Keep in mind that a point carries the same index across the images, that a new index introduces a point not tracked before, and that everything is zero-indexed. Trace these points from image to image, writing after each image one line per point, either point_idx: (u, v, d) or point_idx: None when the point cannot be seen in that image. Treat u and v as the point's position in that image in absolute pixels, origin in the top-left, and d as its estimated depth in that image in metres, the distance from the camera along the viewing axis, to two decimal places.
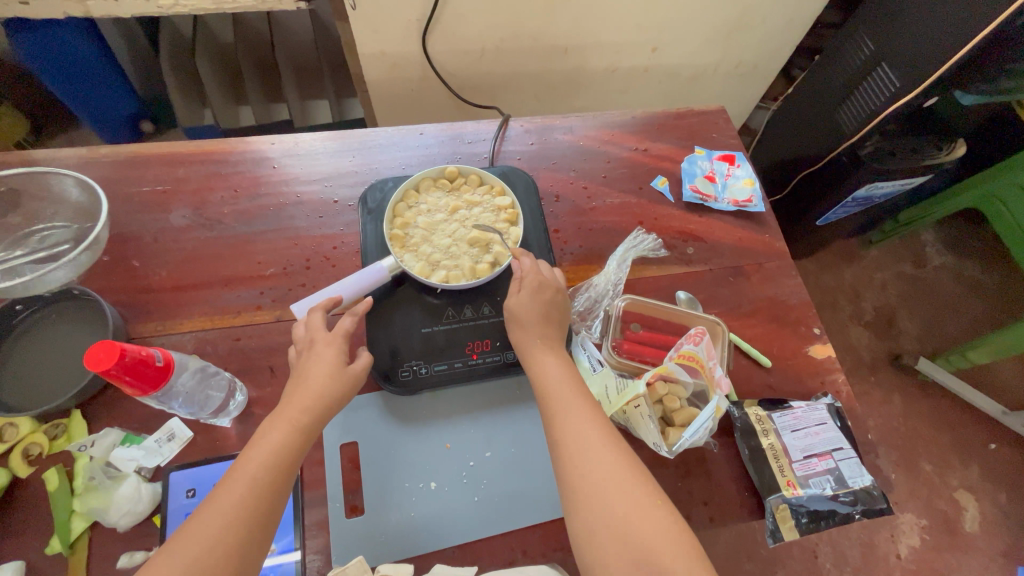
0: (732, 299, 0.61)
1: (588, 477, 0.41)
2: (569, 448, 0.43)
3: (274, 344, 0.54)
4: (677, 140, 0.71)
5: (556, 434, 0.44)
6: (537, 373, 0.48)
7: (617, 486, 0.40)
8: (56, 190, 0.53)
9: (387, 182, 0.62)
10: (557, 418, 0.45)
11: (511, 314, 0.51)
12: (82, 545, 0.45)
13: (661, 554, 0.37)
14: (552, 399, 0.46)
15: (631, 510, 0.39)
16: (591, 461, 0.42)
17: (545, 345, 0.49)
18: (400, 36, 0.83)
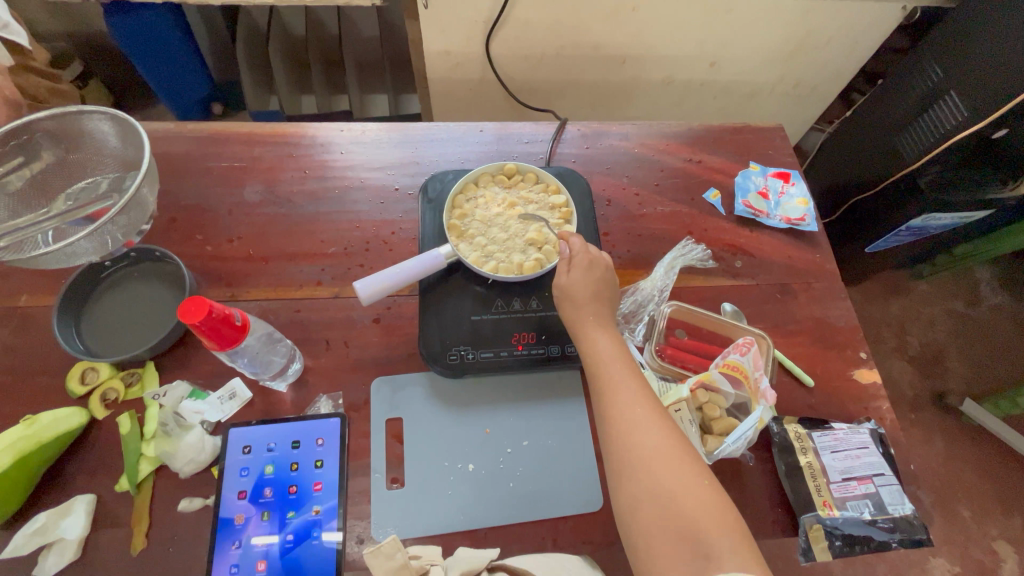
0: (778, 316, 0.61)
1: (638, 453, 0.43)
2: (619, 424, 0.45)
3: (331, 319, 0.57)
4: (732, 155, 0.71)
5: (607, 411, 0.46)
6: (591, 353, 0.49)
7: (666, 464, 0.42)
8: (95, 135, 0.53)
9: (447, 174, 0.64)
10: (608, 394, 0.47)
11: (563, 291, 0.52)
12: (147, 487, 0.48)
13: (709, 530, 0.39)
14: (605, 377, 0.48)
15: (680, 487, 0.41)
16: (640, 439, 0.43)
17: (598, 327, 0.51)
18: (465, 37, 0.86)
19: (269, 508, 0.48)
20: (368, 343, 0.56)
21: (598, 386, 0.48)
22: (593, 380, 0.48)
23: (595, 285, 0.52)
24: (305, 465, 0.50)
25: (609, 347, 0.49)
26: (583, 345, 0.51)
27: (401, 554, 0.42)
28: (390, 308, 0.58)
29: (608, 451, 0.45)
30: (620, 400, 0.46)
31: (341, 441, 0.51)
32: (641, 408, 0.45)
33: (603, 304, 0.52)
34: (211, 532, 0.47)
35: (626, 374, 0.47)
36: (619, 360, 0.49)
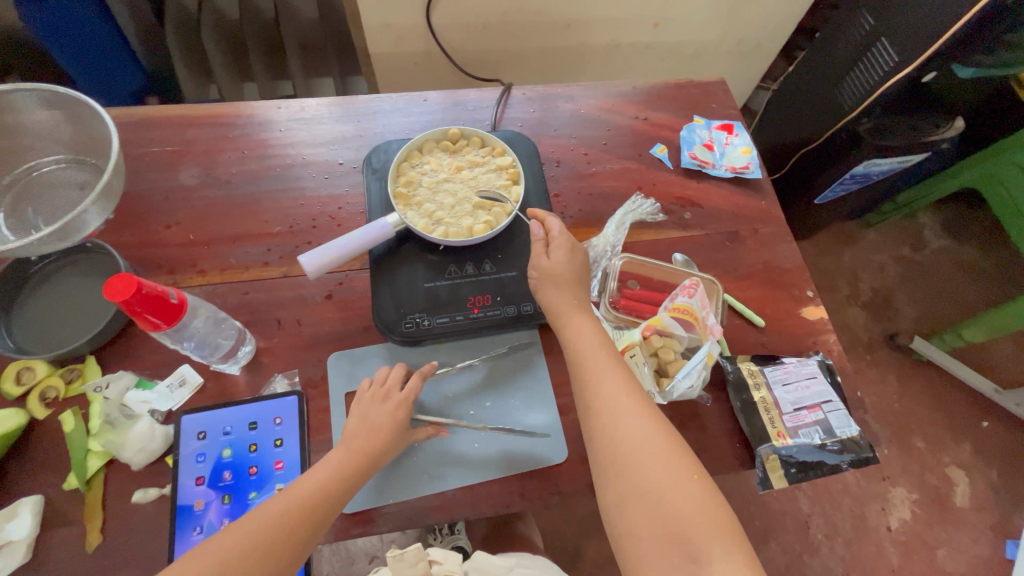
0: (727, 262, 0.62)
1: (624, 447, 0.44)
2: (603, 419, 0.45)
3: (281, 299, 0.56)
4: (677, 110, 0.72)
5: (590, 404, 0.46)
6: (571, 345, 0.50)
7: (654, 459, 0.43)
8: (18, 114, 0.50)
9: (391, 143, 0.63)
10: (591, 386, 0.47)
11: (544, 272, 0.52)
12: (98, 482, 0.47)
13: (697, 525, 0.40)
14: (587, 369, 0.48)
15: (668, 484, 0.42)
16: (627, 436, 0.44)
17: (574, 313, 0.51)
18: (404, 7, 0.84)
19: (230, 491, 0.47)
20: (323, 319, 0.55)
21: (579, 378, 0.48)
22: (576, 373, 0.49)
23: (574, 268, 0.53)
24: (265, 445, 0.49)
25: (588, 336, 0.49)
26: (563, 335, 0.51)
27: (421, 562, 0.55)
28: (342, 282, 0.56)
29: (594, 447, 0.45)
30: (604, 397, 0.46)
31: (300, 417, 0.50)
32: (627, 401, 0.45)
33: (570, 270, 0.53)
34: (171, 520, 0.46)
35: (610, 367, 0.48)
36: (603, 349, 0.49)
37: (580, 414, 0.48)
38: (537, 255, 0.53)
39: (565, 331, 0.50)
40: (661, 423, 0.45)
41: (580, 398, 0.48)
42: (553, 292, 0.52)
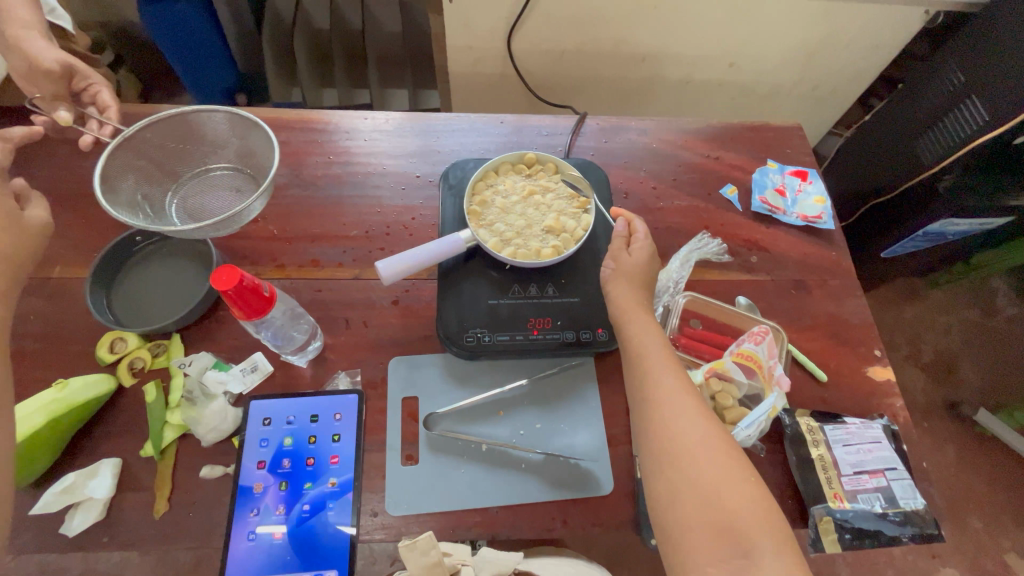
0: (792, 311, 0.61)
1: (680, 442, 0.43)
2: (660, 413, 0.45)
3: (351, 299, 0.58)
4: (751, 152, 0.72)
5: (646, 399, 0.46)
6: (631, 341, 0.50)
7: (710, 456, 0.42)
8: (206, 128, 0.57)
9: (468, 162, 0.66)
10: (649, 382, 0.47)
11: (621, 265, 0.54)
12: (170, 453, 0.50)
13: (753, 524, 0.39)
14: (646, 365, 0.48)
15: (723, 481, 0.41)
16: (682, 430, 0.43)
17: (635, 312, 0.51)
18: (487, 31, 0.88)
19: (287, 478, 0.49)
20: (388, 323, 0.57)
21: (637, 374, 0.48)
22: (634, 368, 0.49)
23: (633, 278, 0.54)
24: (323, 438, 0.51)
25: (648, 334, 0.50)
26: (623, 332, 0.51)
27: (434, 551, 0.46)
28: (409, 290, 0.59)
29: (646, 438, 0.45)
30: (660, 390, 0.46)
31: (359, 416, 0.52)
32: (685, 398, 0.45)
33: (636, 297, 0.53)
34: (231, 499, 0.48)
35: (668, 366, 0.47)
36: (664, 351, 0.49)
37: (635, 409, 0.47)
38: (618, 249, 0.56)
39: (625, 326, 0.51)
40: (717, 424, 0.44)
41: (636, 393, 0.47)
42: (619, 286, 0.53)
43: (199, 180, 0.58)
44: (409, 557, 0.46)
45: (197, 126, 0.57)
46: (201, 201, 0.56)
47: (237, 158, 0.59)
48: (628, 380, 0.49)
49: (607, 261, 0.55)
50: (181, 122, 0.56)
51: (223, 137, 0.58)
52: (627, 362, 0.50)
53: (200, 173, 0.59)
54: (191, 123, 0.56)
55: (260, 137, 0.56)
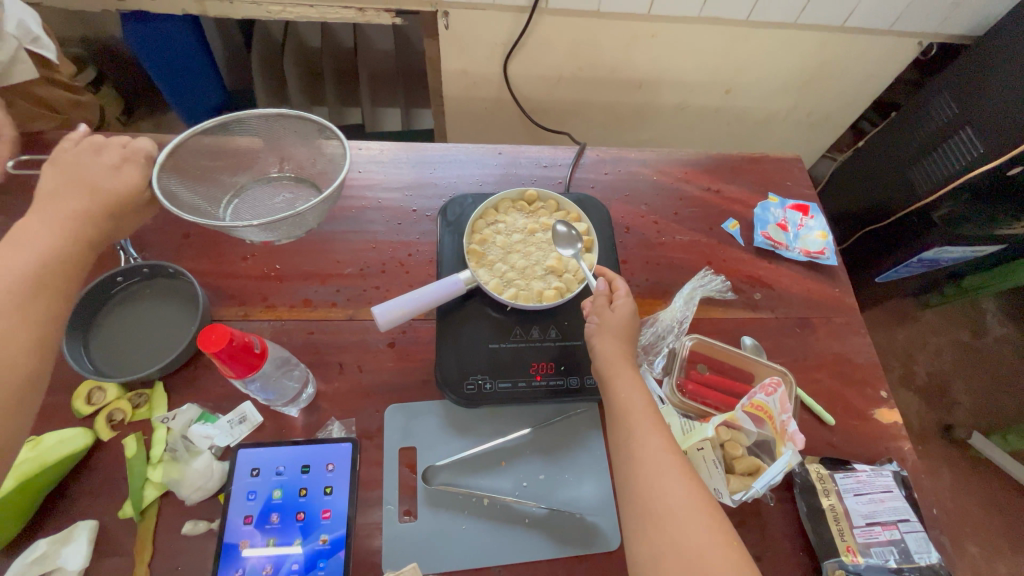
0: (797, 350, 0.60)
1: (664, 503, 0.41)
2: (645, 471, 0.43)
3: (345, 342, 0.56)
4: (751, 185, 0.71)
5: (630, 455, 0.44)
6: (617, 393, 0.48)
7: (694, 518, 0.40)
8: (232, 141, 0.55)
9: (467, 198, 0.64)
10: (633, 437, 0.45)
11: (604, 321, 0.51)
12: (151, 514, 0.47)
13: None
14: (632, 419, 0.46)
15: (708, 545, 0.39)
16: (666, 490, 0.41)
17: (621, 363, 0.49)
18: (483, 56, 0.87)
19: (275, 535, 0.46)
20: (384, 368, 0.55)
21: (621, 428, 0.46)
22: (618, 422, 0.47)
23: (629, 324, 0.51)
24: (314, 491, 0.48)
25: (633, 387, 0.48)
26: (608, 384, 0.49)
27: None
28: (405, 332, 0.57)
29: (629, 498, 0.43)
30: (644, 448, 0.44)
31: (353, 468, 0.49)
32: (671, 455, 0.43)
33: (627, 343, 0.50)
34: (215, 557, 0.45)
35: (652, 422, 0.45)
36: (648, 406, 0.47)
37: (618, 463, 0.45)
38: (598, 306, 0.52)
39: (609, 375, 0.49)
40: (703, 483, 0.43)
41: (620, 447, 0.45)
42: (598, 332, 0.51)
43: (241, 198, 0.56)
44: None
45: (223, 139, 0.54)
46: (259, 210, 0.55)
47: (279, 163, 0.58)
48: (613, 433, 0.47)
49: (590, 316, 0.53)
50: (209, 142, 0.53)
51: (255, 146, 0.56)
52: (611, 415, 0.48)
53: (238, 193, 0.57)
54: (218, 139, 0.54)
55: (306, 131, 0.56)
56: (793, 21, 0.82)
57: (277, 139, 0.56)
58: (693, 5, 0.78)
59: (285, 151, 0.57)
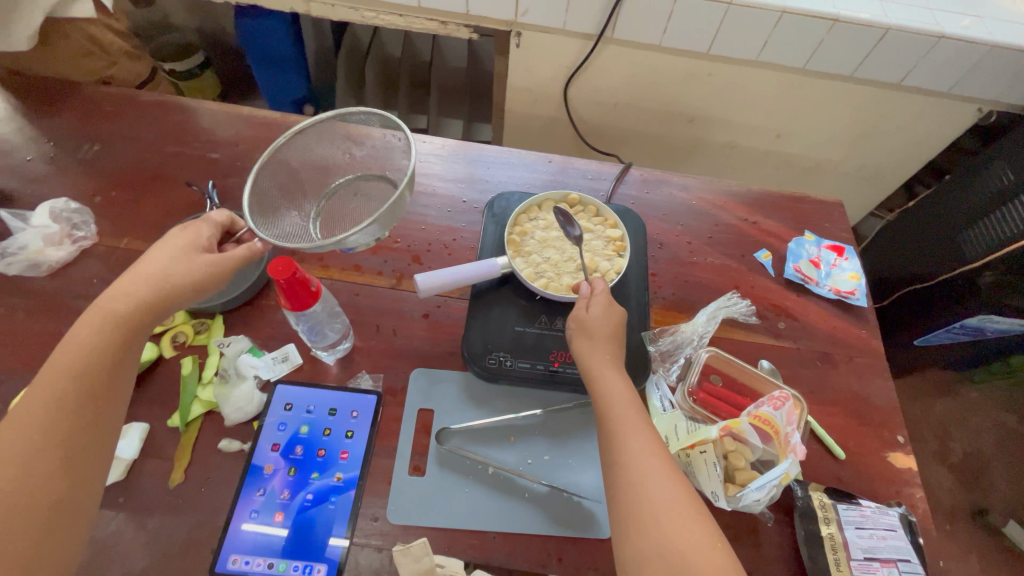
0: (815, 382, 0.60)
1: (649, 507, 0.41)
2: (629, 474, 0.43)
3: (384, 307, 0.61)
4: (788, 221, 0.73)
5: (616, 456, 0.45)
6: (601, 396, 0.48)
7: (677, 520, 0.40)
8: (275, 181, 0.56)
9: (514, 195, 0.69)
10: (621, 438, 0.45)
11: (581, 324, 0.52)
12: (194, 427, 0.52)
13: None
14: (617, 422, 0.47)
15: (692, 546, 0.39)
16: (652, 493, 0.42)
17: (605, 366, 0.50)
18: (548, 76, 0.93)
19: (297, 465, 0.51)
20: (415, 335, 0.60)
21: (607, 433, 0.47)
22: (604, 422, 0.47)
23: (619, 322, 0.53)
24: (337, 432, 0.53)
25: (619, 391, 0.48)
26: (593, 387, 0.50)
27: (427, 559, 0.47)
28: (440, 306, 0.61)
29: (614, 502, 0.43)
30: (629, 452, 0.44)
31: (373, 417, 0.54)
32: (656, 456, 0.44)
33: (611, 345, 0.52)
34: (242, 475, 0.50)
35: (639, 425, 0.46)
36: (632, 407, 0.48)
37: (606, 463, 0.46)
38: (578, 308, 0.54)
39: (597, 376, 0.50)
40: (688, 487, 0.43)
41: (607, 448, 0.46)
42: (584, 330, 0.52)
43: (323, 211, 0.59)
44: (402, 563, 0.47)
45: (268, 183, 0.55)
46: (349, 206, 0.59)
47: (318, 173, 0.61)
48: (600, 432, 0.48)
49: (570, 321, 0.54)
50: (263, 193, 0.54)
51: (291, 173, 0.58)
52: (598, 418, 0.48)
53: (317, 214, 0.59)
54: (266, 183, 0.55)
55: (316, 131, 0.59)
56: (851, 74, 0.85)
57: (299, 154, 0.58)
58: (752, 49, 0.82)
59: (312, 156, 0.60)
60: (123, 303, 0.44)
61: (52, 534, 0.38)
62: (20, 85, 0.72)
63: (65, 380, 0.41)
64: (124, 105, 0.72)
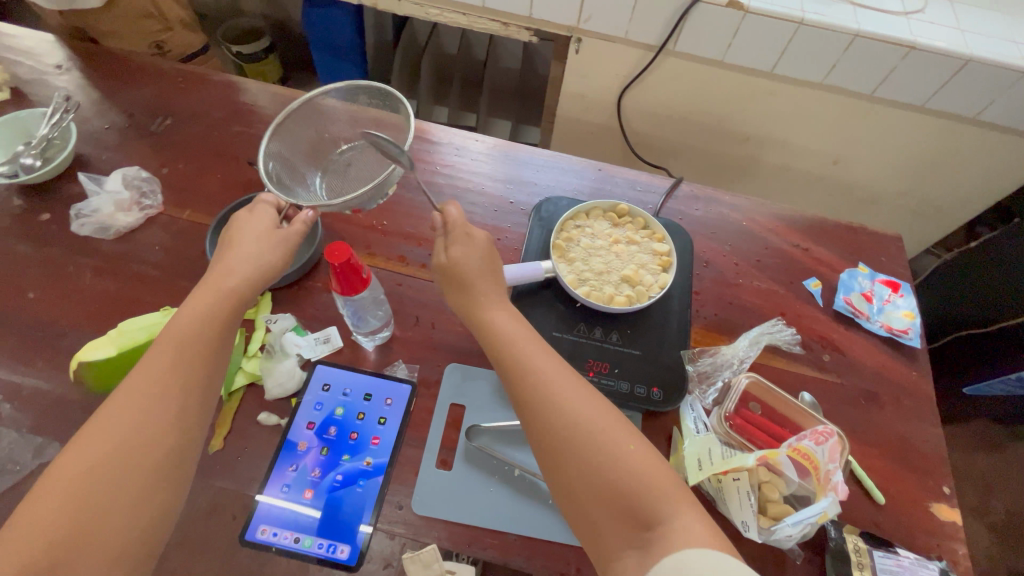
0: (858, 421, 0.58)
1: (568, 433, 0.42)
2: (542, 408, 0.44)
3: (425, 299, 0.62)
4: (842, 251, 0.70)
5: (523, 389, 0.45)
6: (493, 331, 0.49)
7: (596, 437, 0.41)
8: (283, 169, 0.57)
9: (562, 200, 0.69)
10: (550, 420, 0.43)
11: (451, 270, 0.52)
12: (236, 397, 0.54)
13: (709, 554, 0.35)
14: (515, 352, 0.47)
15: (617, 461, 0.40)
16: (567, 417, 0.43)
17: (492, 305, 0.50)
18: (603, 84, 0.93)
19: (329, 445, 0.52)
20: (453, 330, 0.60)
21: (508, 370, 0.46)
22: (526, 406, 0.45)
23: (483, 256, 0.52)
24: (370, 418, 0.54)
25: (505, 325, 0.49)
26: (483, 324, 0.50)
27: (436, 565, 0.48)
28: None
29: (535, 437, 0.44)
30: (538, 382, 0.45)
31: (407, 407, 0.54)
32: (588, 429, 0.42)
33: (460, 278, 0.51)
34: (277, 449, 0.52)
35: (537, 352, 0.47)
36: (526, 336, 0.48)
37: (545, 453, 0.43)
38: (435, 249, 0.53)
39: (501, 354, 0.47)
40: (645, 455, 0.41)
41: (541, 437, 0.43)
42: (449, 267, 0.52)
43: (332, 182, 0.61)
44: (412, 570, 0.47)
45: (278, 170, 0.56)
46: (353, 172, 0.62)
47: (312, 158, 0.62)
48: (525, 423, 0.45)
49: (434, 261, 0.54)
50: (280, 179, 0.55)
51: (290, 159, 0.59)
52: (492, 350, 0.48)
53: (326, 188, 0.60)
54: (278, 172, 0.56)
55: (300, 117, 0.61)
56: (922, 104, 0.81)
57: (290, 141, 0.60)
58: (818, 71, 0.80)
59: (301, 141, 0.61)
60: (232, 278, 0.48)
61: (164, 483, 0.40)
62: (105, 57, 0.76)
63: (178, 346, 0.44)
64: (195, 82, 0.75)
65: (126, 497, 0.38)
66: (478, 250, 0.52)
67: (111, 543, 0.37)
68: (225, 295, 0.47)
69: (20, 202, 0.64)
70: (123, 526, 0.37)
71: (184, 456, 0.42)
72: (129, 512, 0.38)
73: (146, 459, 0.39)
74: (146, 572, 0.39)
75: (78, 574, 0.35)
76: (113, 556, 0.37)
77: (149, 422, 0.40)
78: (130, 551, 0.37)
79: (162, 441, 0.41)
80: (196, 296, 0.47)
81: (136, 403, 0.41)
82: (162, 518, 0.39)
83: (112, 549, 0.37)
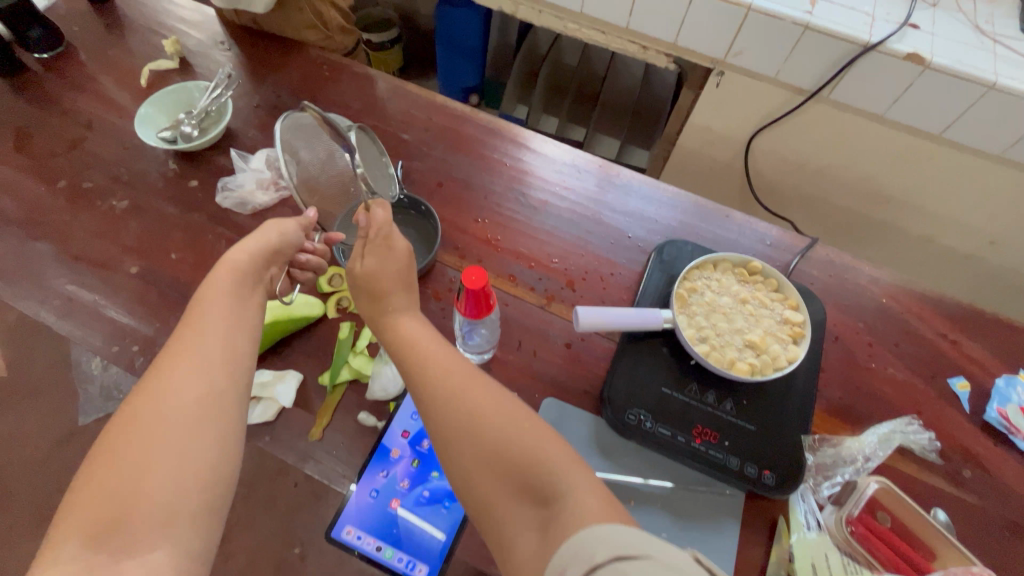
0: (1000, 555, 0.51)
1: (458, 425, 0.41)
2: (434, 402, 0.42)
3: (530, 325, 0.61)
4: (1000, 352, 0.62)
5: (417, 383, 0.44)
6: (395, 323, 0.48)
7: (494, 428, 0.40)
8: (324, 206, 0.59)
9: (687, 244, 0.65)
10: (456, 445, 0.40)
11: (362, 277, 0.49)
12: (339, 390, 0.55)
13: (600, 528, 0.32)
14: (407, 344, 0.46)
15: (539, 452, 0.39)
16: (461, 405, 0.41)
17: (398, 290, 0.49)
18: (735, 121, 0.88)
19: (420, 458, 0.52)
20: (554, 362, 0.58)
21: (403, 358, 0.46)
22: (437, 422, 0.42)
23: (400, 269, 0.50)
24: None
25: (412, 321, 0.48)
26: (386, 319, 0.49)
27: None
28: (584, 339, 0.60)
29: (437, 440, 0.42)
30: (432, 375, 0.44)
31: None
32: (504, 451, 0.39)
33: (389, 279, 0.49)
34: (371, 452, 0.52)
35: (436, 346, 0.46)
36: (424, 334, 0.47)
37: (459, 482, 0.40)
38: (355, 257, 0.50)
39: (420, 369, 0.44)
40: (557, 451, 0.39)
41: (449, 462, 0.41)
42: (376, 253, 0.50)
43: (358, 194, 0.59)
44: None
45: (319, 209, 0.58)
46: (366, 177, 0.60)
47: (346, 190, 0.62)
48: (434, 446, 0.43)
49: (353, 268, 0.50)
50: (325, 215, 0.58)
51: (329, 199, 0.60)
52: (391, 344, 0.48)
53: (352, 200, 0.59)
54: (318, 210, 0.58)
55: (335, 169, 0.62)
56: None
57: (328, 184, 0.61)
58: (997, 142, 0.71)
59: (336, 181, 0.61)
60: (251, 248, 0.49)
61: (204, 438, 0.38)
62: (265, 39, 0.80)
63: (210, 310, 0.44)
64: (340, 72, 0.78)
65: (178, 442, 0.37)
66: (394, 263, 0.50)
67: (164, 496, 0.35)
68: (244, 261, 0.48)
69: (173, 167, 0.69)
70: (176, 479, 0.36)
71: (234, 408, 0.41)
72: (182, 462, 0.37)
73: (184, 415, 0.38)
74: (213, 527, 0.37)
75: (141, 529, 0.34)
76: (175, 507, 0.35)
77: (185, 376, 0.40)
78: (192, 502, 0.36)
79: (197, 393, 0.39)
80: (216, 267, 0.47)
81: (168, 366, 0.40)
82: (214, 470, 0.38)
83: (174, 500, 0.35)
